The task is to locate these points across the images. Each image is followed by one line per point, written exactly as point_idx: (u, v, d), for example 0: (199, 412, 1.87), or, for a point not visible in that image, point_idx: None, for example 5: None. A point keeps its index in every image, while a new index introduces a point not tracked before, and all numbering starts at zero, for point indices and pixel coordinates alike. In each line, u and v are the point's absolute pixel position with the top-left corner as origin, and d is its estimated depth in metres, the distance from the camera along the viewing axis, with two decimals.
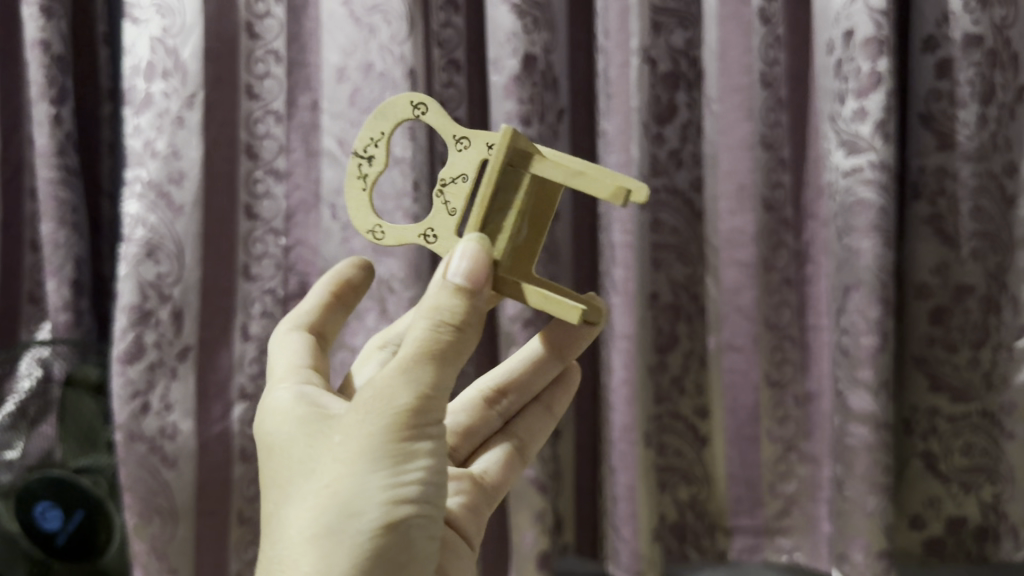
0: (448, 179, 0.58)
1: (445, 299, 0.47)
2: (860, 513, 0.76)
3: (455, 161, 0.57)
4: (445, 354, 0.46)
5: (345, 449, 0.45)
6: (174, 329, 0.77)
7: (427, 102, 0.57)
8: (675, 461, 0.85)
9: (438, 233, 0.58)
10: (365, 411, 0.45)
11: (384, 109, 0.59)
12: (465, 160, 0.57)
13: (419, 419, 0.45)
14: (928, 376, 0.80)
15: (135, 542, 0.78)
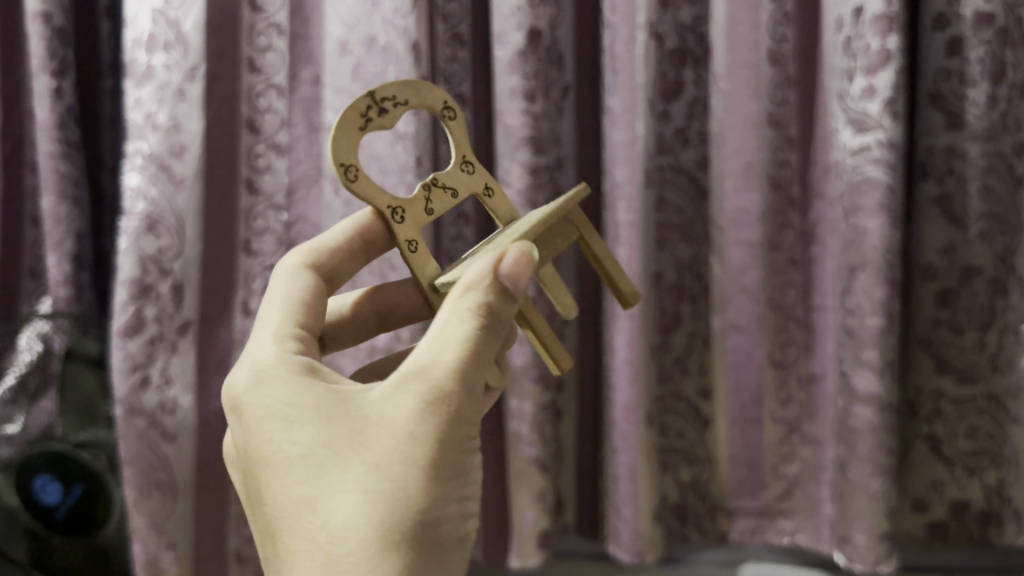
0: (441, 183, 0.57)
1: (488, 296, 0.47)
2: (863, 495, 0.75)
3: (452, 173, 0.58)
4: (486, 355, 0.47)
5: (391, 465, 0.43)
6: (174, 303, 0.76)
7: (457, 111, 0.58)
8: (676, 442, 0.85)
9: (406, 215, 0.55)
10: (416, 430, 0.44)
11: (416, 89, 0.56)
12: (462, 181, 0.58)
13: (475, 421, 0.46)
14: (933, 357, 0.80)
15: (135, 516, 0.77)
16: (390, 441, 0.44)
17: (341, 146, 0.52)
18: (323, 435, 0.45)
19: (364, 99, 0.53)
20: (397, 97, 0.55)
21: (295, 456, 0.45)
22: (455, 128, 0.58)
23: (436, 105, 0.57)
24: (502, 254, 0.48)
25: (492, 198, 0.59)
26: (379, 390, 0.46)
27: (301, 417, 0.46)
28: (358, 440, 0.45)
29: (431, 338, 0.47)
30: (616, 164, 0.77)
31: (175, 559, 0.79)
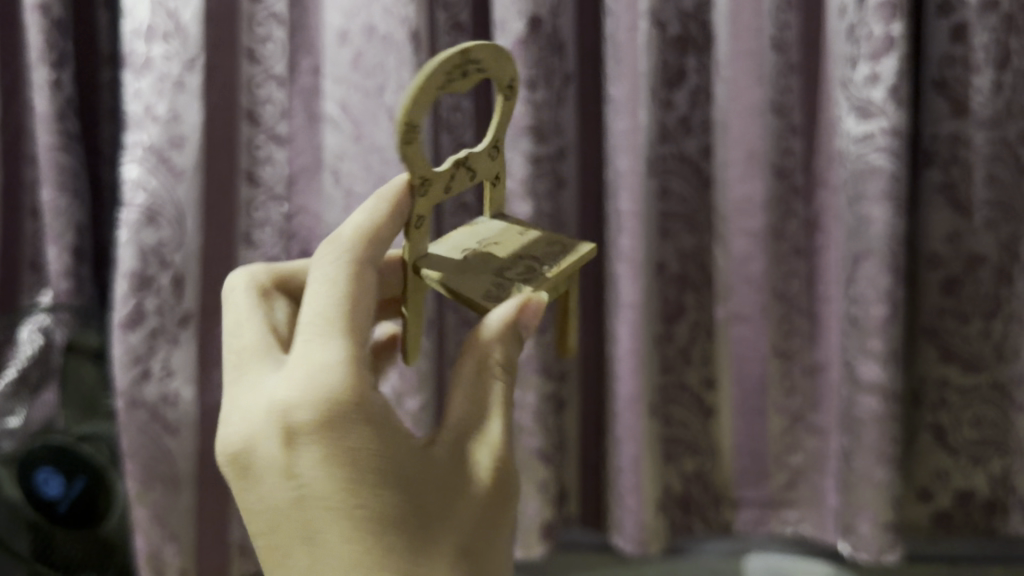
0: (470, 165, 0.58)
1: (512, 352, 0.51)
2: (867, 484, 0.75)
3: (482, 156, 0.59)
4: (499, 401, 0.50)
5: (469, 534, 0.47)
6: (175, 295, 0.75)
7: (515, 89, 0.60)
8: (679, 432, 0.85)
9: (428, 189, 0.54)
10: (490, 498, 0.48)
11: (498, 56, 0.57)
12: (486, 165, 0.60)
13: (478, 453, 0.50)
14: (937, 347, 0.79)
15: (137, 508, 0.77)
16: (470, 510, 0.47)
17: (420, 105, 0.51)
18: (419, 493, 0.45)
19: (457, 54, 0.52)
20: (480, 65, 0.55)
21: (373, 515, 0.44)
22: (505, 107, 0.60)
23: (502, 81, 0.58)
24: (525, 301, 0.51)
25: (496, 187, 0.63)
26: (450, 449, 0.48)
27: (403, 472, 0.45)
28: (444, 502, 0.46)
29: (471, 398, 0.50)
30: (619, 152, 0.77)
31: (179, 551, 0.79)
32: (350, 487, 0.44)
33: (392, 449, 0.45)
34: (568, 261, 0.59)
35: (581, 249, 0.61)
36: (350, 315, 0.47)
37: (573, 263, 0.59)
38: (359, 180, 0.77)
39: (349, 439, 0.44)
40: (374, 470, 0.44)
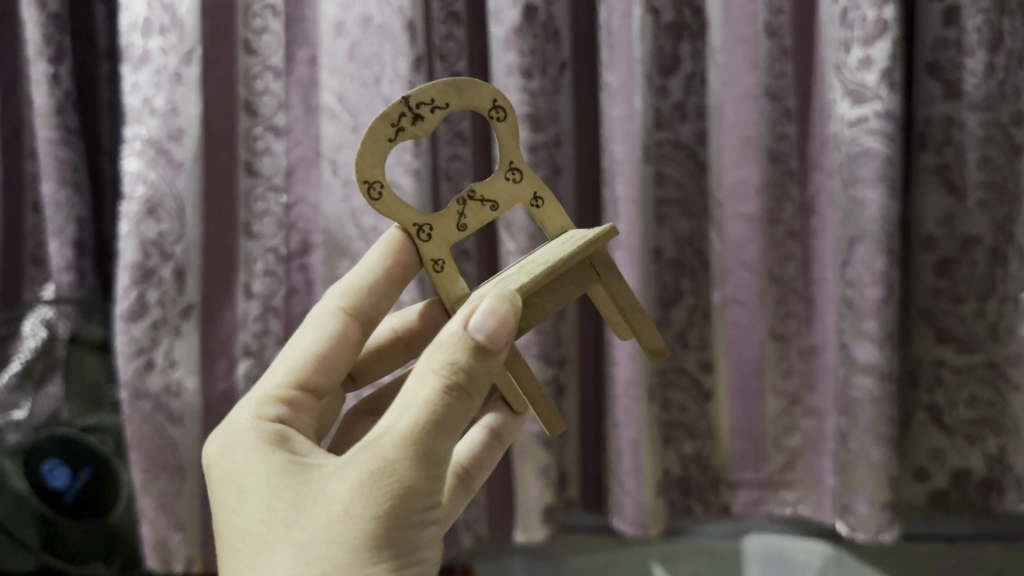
0: (479, 196, 0.58)
1: (457, 355, 0.46)
2: (864, 464, 0.76)
3: (496, 185, 0.59)
4: (445, 421, 0.46)
5: (317, 547, 0.44)
6: (177, 287, 0.76)
7: (508, 110, 0.58)
8: (679, 416, 0.86)
9: (434, 233, 0.57)
10: (351, 507, 0.44)
11: (463, 86, 0.56)
12: (507, 191, 0.59)
13: (382, 484, 0.44)
14: (933, 327, 0.80)
15: (142, 498, 0.77)
16: (324, 521, 0.44)
17: (373, 161, 0.54)
18: (270, 505, 0.46)
19: (396, 105, 0.54)
20: (436, 100, 0.55)
21: (242, 527, 0.47)
22: (504, 130, 0.58)
23: (485, 105, 0.57)
24: (470, 316, 0.47)
25: (541, 207, 0.60)
26: (339, 461, 0.46)
27: (258, 487, 0.47)
28: (297, 514, 0.45)
29: (400, 403, 0.46)
30: (614, 140, 0.78)
31: (184, 539, 0.79)
32: (230, 506, 0.49)
33: (258, 466, 0.49)
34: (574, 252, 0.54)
35: (593, 238, 0.56)
36: (300, 371, 0.59)
37: (579, 252, 0.55)
38: None
39: (237, 464, 0.50)
40: (240, 488, 0.48)
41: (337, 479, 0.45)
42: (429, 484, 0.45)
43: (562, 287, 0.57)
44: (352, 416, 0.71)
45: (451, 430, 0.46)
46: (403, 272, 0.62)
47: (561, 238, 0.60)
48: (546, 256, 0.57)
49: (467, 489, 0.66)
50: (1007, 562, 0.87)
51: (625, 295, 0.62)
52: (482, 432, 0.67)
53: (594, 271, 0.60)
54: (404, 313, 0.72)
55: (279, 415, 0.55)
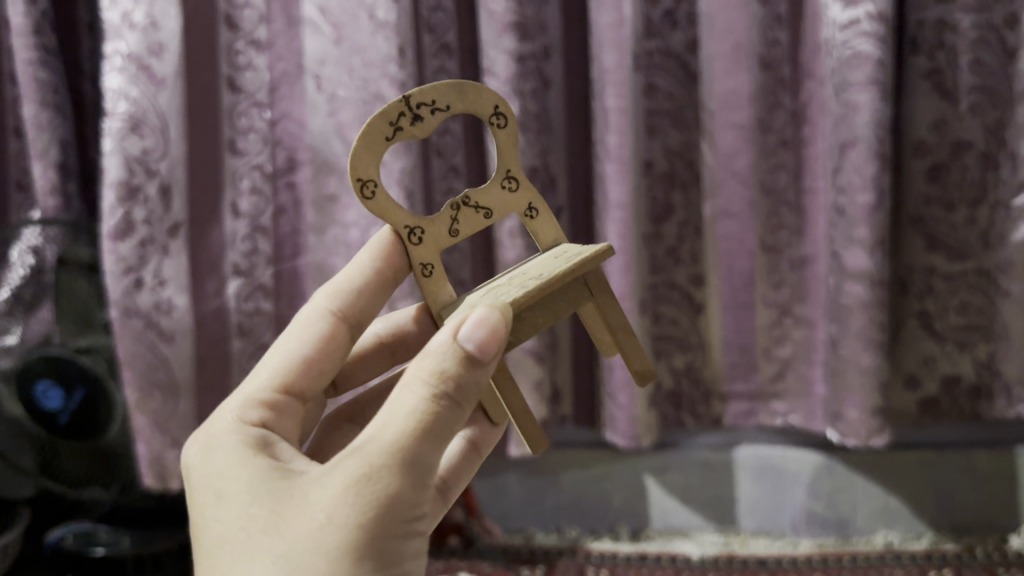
0: (473, 202, 0.56)
1: (446, 364, 0.44)
2: (855, 371, 0.77)
3: (491, 192, 0.57)
4: (432, 433, 0.43)
5: (299, 556, 0.41)
6: (163, 206, 0.75)
7: (509, 117, 0.56)
8: (670, 330, 0.86)
9: (425, 236, 0.55)
10: (335, 513, 0.41)
11: (465, 88, 0.54)
12: (502, 199, 0.57)
13: (368, 489, 0.41)
14: (924, 235, 0.80)
15: (136, 416, 0.77)
16: (306, 528, 0.41)
17: (367, 160, 0.52)
18: (246, 513, 0.43)
19: (396, 104, 0.53)
20: (438, 101, 0.54)
21: (218, 537, 0.44)
22: (504, 138, 0.56)
23: (486, 112, 0.55)
24: (459, 328, 0.45)
25: (535, 219, 0.58)
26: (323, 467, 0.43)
27: (236, 494, 0.44)
28: (277, 522, 0.42)
29: (385, 413, 0.44)
30: (603, 49, 0.76)
31: (180, 457, 0.79)
32: (207, 514, 0.45)
33: (236, 472, 0.45)
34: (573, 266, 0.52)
35: (588, 257, 0.53)
36: (287, 374, 0.55)
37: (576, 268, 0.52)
38: (341, 84, 0.76)
39: (213, 470, 0.46)
40: (217, 497, 0.45)
41: (320, 486, 0.42)
42: (416, 493, 0.42)
43: (554, 303, 0.55)
44: (328, 423, 0.66)
45: (439, 442, 0.43)
46: (393, 276, 0.60)
47: (556, 252, 0.57)
48: (539, 269, 0.54)
49: (446, 498, 0.61)
50: (993, 467, 0.89)
51: (614, 315, 0.59)
52: (461, 441, 0.63)
53: (586, 287, 0.57)
54: (389, 317, 0.70)
55: (263, 420, 0.51)
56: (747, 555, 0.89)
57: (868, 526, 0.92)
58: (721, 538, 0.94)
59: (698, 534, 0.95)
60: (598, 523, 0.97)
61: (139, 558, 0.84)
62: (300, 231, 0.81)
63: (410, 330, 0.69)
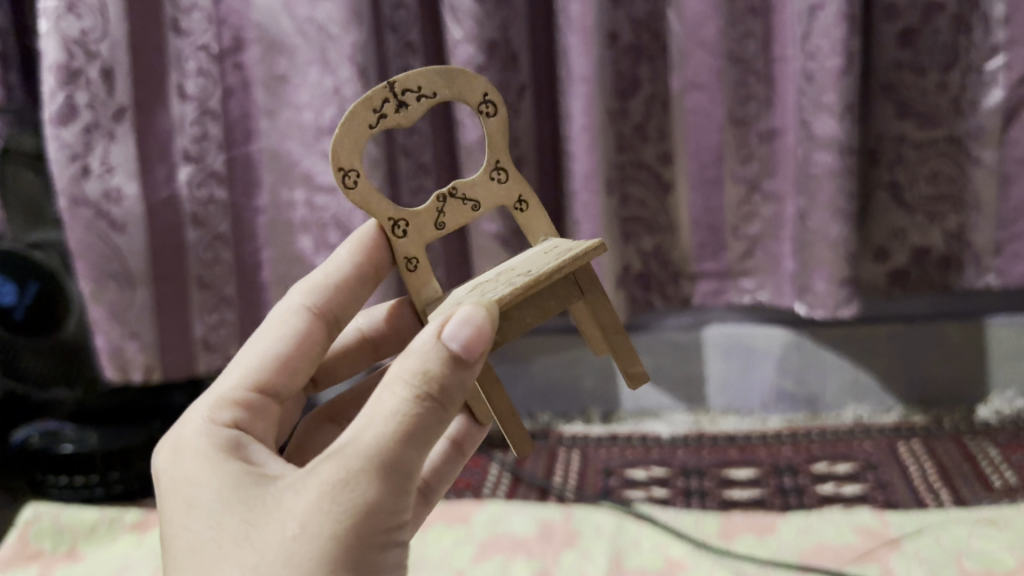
0: (460, 194, 0.53)
1: (428, 364, 0.40)
2: (824, 242, 0.76)
3: (478, 183, 0.53)
4: (416, 439, 0.39)
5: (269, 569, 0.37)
6: (106, 89, 0.71)
7: (499, 106, 0.52)
8: (638, 212, 0.85)
9: (410, 229, 0.52)
10: (309, 523, 0.38)
11: (452, 75, 0.51)
12: (490, 191, 0.53)
13: (344, 496, 0.38)
14: (894, 103, 0.78)
15: (93, 308, 0.75)
16: (277, 539, 0.38)
17: (348, 148, 0.49)
18: (220, 522, 0.40)
19: (379, 90, 0.50)
20: (424, 88, 0.50)
21: (190, 546, 0.41)
22: (494, 127, 0.53)
23: (474, 100, 0.52)
24: (444, 325, 0.41)
25: (524, 212, 0.54)
26: (300, 473, 0.40)
27: (209, 501, 0.41)
28: (250, 532, 0.39)
29: (365, 414, 0.40)
30: None
31: (140, 350, 0.77)
32: (179, 521, 0.42)
33: (208, 474, 0.42)
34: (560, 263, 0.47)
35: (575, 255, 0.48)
36: (263, 373, 0.51)
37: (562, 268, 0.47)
38: None
39: (185, 473, 0.43)
40: (189, 503, 0.42)
41: (293, 494, 0.39)
42: (397, 501, 0.39)
43: (542, 303, 0.50)
44: (308, 423, 0.61)
45: (422, 448, 0.40)
46: (375, 274, 0.56)
47: (548, 248, 0.53)
48: (527, 266, 0.49)
49: (427, 501, 0.54)
50: (962, 338, 0.89)
51: (607, 316, 0.54)
52: (443, 440, 0.55)
53: (577, 285, 0.51)
54: (371, 311, 0.64)
55: (236, 421, 0.47)
56: (716, 433, 0.91)
57: (838, 402, 0.92)
58: (691, 416, 0.94)
59: (669, 414, 0.95)
60: (565, 409, 0.97)
61: (109, 454, 0.83)
62: (252, 114, 0.78)
63: (390, 326, 0.64)
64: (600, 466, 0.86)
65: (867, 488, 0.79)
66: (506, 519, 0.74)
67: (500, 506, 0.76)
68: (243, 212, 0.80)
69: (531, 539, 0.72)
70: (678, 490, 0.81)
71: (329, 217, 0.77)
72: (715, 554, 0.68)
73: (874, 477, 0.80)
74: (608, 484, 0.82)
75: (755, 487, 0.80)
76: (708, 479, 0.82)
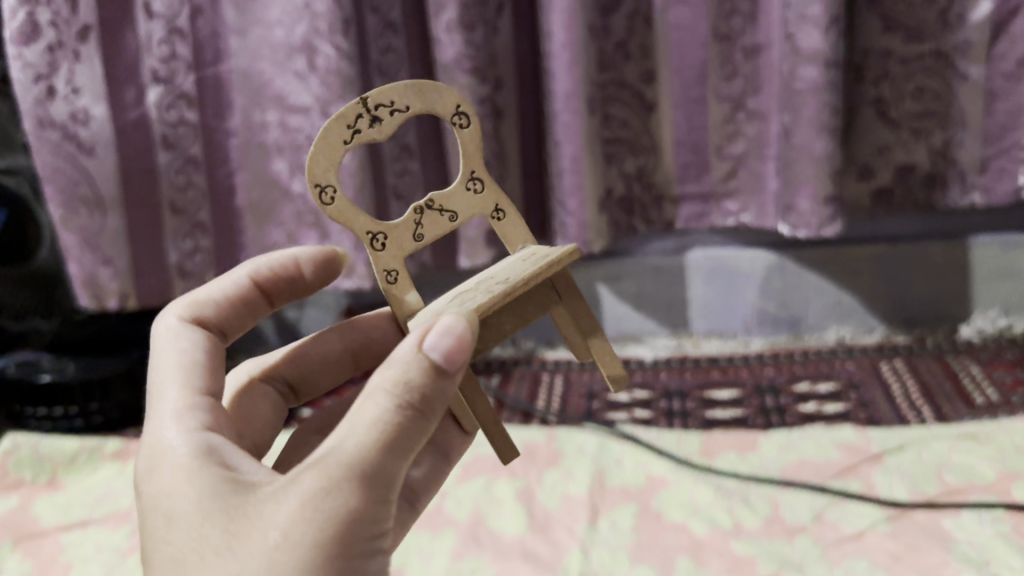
0: (438, 205, 0.48)
1: (409, 373, 0.36)
2: (807, 159, 0.75)
3: (455, 194, 0.48)
4: (400, 447, 0.36)
5: None
6: (70, 6, 0.69)
7: (473, 117, 0.48)
8: (621, 132, 0.83)
9: (390, 242, 0.46)
10: (291, 533, 0.34)
11: (424, 86, 0.47)
12: (468, 204, 0.49)
13: (327, 506, 0.34)
14: (881, 17, 0.77)
15: (64, 233, 0.75)
16: (258, 551, 0.34)
17: (322, 160, 0.44)
18: (199, 533, 0.35)
19: (353, 105, 0.45)
20: (397, 101, 0.46)
21: (169, 557, 0.36)
22: (469, 140, 0.48)
23: (446, 112, 0.47)
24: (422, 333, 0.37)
25: (503, 221, 0.50)
26: (284, 480, 0.35)
27: (183, 508, 0.36)
28: (232, 543, 0.34)
29: (347, 421, 0.36)
30: None
31: (114, 275, 0.77)
32: (157, 527, 0.37)
33: (171, 473, 0.37)
34: (540, 267, 0.43)
35: (556, 257, 0.45)
36: (202, 378, 0.43)
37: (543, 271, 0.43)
38: None
39: (148, 474, 0.38)
40: (157, 511, 0.37)
41: (273, 501, 0.35)
42: (380, 509, 0.36)
43: (522, 309, 0.48)
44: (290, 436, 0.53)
45: (405, 456, 0.36)
46: (267, 300, 0.51)
47: (530, 253, 0.49)
48: (507, 271, 0.46)
49: (412, 509, 0.50)
50: (946, 258, 0.88)
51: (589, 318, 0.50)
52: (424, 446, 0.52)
53: (554, 290, 0.49)
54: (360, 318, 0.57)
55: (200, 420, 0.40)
56: (699, 356, 0.91)
57: (820, 323, 0.92)
58: (674, 340, 0.94)
59: (652, 339, 0.95)
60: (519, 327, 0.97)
61: (86, 384, 0.83)
62: (222, 34, 0.74)
63: (383, 334, 0.56)
64: (583, 390, 0.86)
65: (849, 406, 0.79)
66: (489, 441, 0.74)
67: (484, 430, 0.76)
68: (214, 136, 0.77)
69: (513, 460, 0.72)
70: (660, 411, 0.81)
71: (303, 139, 0.74)
72: (696, 471, 0.68)
73: (856, 396, 0.80)
74: (591, 406, 0.82)
75: (737, 407, 0.80)
76: (690, 400, 0.82)
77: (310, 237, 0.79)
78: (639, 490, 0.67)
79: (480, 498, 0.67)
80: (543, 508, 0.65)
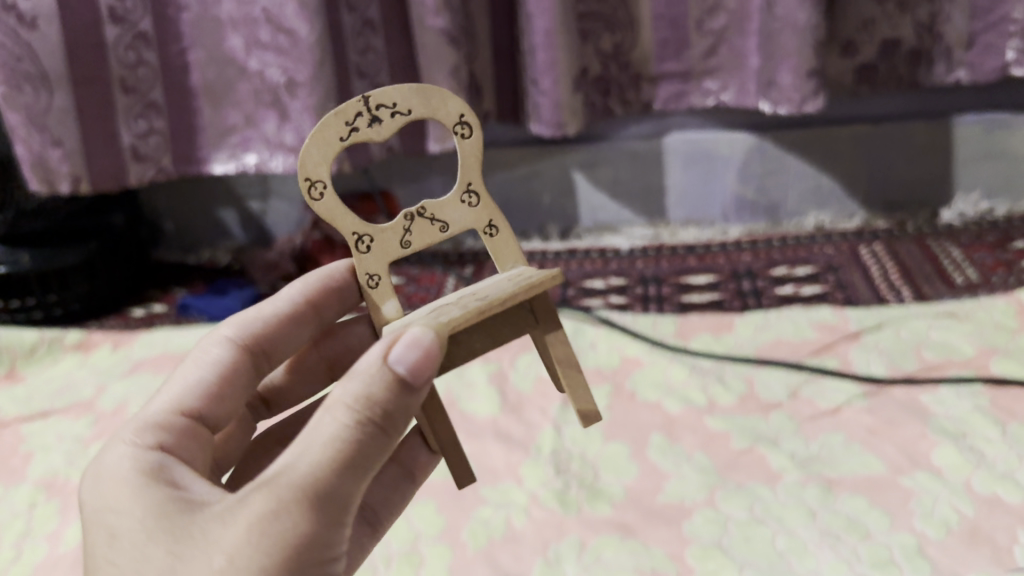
0: (429, 213, 0.40)
1: (372, 388, 0.31)
2: (791, 30, 0.72)
3: (449, 204, 0.40)
4: (356, 469, 0.31)
5: None
6: None
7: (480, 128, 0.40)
8: (596, 8, 0.79)
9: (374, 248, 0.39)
10: (238, 556, 0.28)
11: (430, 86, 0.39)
12: (463, 219, 0.40)
13: (277, 526, 0.29)
14: None
15: (8, 114, 0.70)
16: None
17: (313, 158, 0.38)
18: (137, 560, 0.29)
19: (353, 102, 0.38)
20: (400, 103, 0.39)
21: None
22: (473, 152, 0.40)
23: (448, 120, 0.40)
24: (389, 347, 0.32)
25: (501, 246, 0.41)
26: (234, 499, 0.30)
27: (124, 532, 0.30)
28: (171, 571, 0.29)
29: (301, 440, 0.31)
30: None
31: (64, 158, 0.73)
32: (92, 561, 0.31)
33: (115, 495, 0.32)
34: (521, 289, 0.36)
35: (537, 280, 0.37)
36: (197, 399, 0.39)
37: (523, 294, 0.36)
38: None
39: (89, 498, 0.33)
40: (96, 538, 0.31)
41: (220, 521, 0.29)
42: (334, 533, 0.30)
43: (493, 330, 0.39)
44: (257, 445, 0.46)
45: (360, 480, 0.31)
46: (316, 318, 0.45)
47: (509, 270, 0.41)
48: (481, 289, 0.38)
49: (373, 533, 0.43)
50: (927, 138, 0.86)
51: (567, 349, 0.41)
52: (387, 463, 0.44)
53: (531, 313, 0.40)
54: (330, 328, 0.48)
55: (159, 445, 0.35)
56: (675, 244, 0.89)
57: (799, 209, 0.90)
58: (650, 229, 0.92)
59: (628, 228, 0.93)
60: None
61: (43, 274, 0.81)
62: None
63: None
64: None
65: (826, 288, 0.77)
66: None
67: None
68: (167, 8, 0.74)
69: None
70: (636, 297, 0.79)
71: (258, 12, 0.71)
72: (670, 352, 0.67)
73: (834, 279, 0.78)
74: (566, 293, 0.80)
75: (713, 291, 0.79)
76: (666, 285, 0.80)
77: (269, 118, 0.76)
78: (613, 371, 0.65)
79: (451, 381, 0.65)
80: (515, 390, 0.64)
